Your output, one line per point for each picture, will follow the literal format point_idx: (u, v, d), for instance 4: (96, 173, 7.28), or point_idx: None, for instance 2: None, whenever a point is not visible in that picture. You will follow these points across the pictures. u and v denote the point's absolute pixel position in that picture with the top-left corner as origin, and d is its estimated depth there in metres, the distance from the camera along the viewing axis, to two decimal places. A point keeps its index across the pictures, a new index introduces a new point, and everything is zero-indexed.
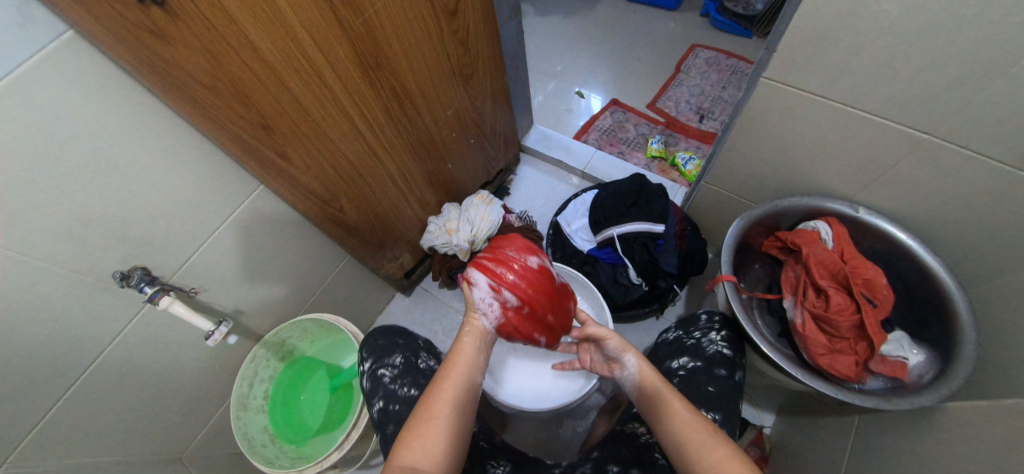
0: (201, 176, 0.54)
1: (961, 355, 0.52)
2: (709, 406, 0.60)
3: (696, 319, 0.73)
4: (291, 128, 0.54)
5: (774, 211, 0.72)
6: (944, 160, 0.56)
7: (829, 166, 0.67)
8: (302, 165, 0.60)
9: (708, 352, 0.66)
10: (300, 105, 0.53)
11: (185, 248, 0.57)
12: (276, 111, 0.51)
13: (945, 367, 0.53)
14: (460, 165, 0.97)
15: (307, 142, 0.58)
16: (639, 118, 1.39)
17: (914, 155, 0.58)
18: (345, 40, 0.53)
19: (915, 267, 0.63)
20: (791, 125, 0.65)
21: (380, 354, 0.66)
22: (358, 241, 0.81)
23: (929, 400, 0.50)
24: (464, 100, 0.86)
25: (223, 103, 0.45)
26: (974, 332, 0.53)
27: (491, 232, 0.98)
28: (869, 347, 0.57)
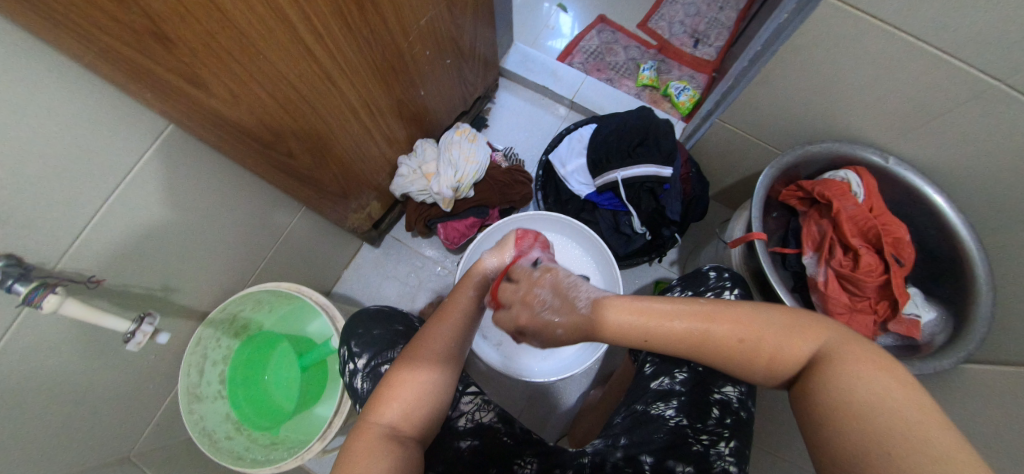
0: (71, 119, 0.35)
1: (975, 312, 0.54)
2: (735, 379, 0.55)
3: (704, 277, 0.66)
4: (213, 48, 0.36)
5: (803, 157, 0.66)
6: (1007, 111, 0.50)
7: (873, 109, 0.60)
8: (227, 94, 0.41)
9: None
10: (226, 17, 0.35)
11: (70, 219, 0.40)
12: (180, 15, 0.31)
13: (960, 326, 0.55)
14: (433, 93, 0.79)
15: (236, 68, 0.40)
16: (628, 40, 1.21)
17: (971, 105, 0.52)
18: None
19: (936, 223, 0.61)
20: (843, 62, 0.55)
21: (379, 348, 0.54)
22: (317, 194, 0.65)
23: (949, 362, 0.52)
24: (440, 8, 0.66)
25: (93, 11, 0.27)
26: (992, 291, 0.54)
27: (478, 176, 0.83)
28: (892, 306, 0.58)
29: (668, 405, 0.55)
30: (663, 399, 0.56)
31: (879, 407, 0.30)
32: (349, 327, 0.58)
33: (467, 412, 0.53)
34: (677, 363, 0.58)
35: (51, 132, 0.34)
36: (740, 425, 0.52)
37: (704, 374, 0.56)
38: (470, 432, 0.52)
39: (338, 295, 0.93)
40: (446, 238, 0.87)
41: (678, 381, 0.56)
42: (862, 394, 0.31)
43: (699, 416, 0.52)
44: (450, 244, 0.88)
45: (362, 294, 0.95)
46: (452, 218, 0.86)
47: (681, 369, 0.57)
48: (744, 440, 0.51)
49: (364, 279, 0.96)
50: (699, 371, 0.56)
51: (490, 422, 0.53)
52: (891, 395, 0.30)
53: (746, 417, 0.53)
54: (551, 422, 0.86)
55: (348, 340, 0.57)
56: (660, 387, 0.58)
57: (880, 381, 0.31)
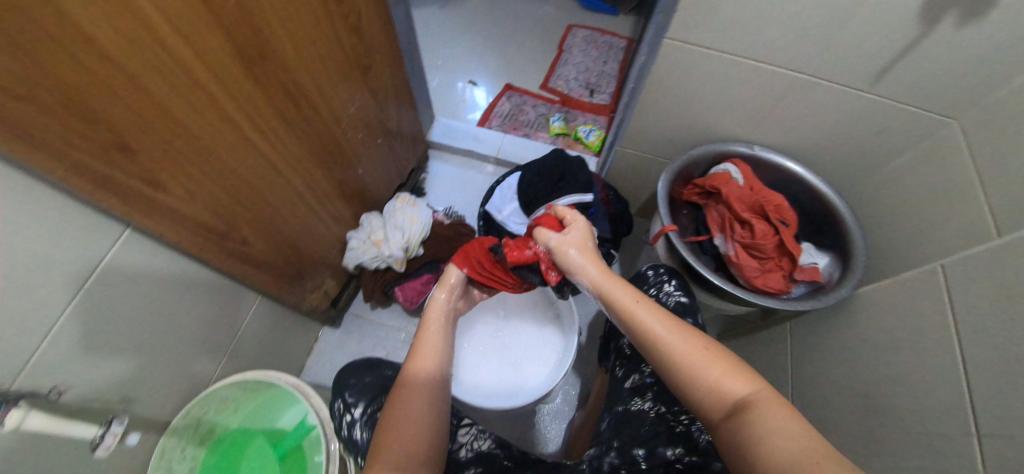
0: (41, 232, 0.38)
1: (855, 240, 0.69)
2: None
3: (645, 277, 0.73)
4: (164, 147, 0.42)
5: (690, 160, 0.79)
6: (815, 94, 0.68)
7: (726, 112, 0.76)
8: (183, 191, 0.46)
9: (670, 305, 0.66)
10: (172, 117, 0.41)
11: (24, 332, 0.40)
12: (136, 121, 0.38)
13: (847, 261, 0.69)
14: (372, 171, 0.87)
15: (187, 164, 0.45)
16: (535, 100, 1.41)
17: (790, 94, 0.69)
18: (223, 33, 0.43)
19: (804, 188, 0.78)
20: (692, 82, 0.72)
21: (373, 395, 0.56)
22: (274, 278, 0.67)
23: (848, 290, 0.63)
24: (365, 97, 0.77)
25: (61, 127, 0.33)
26: (861, 228, 0.68)
27: (424, 234, 0.90)
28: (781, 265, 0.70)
29: (644, 398, 0.58)
30: (639, 395, 0.59)
31: (782, 449, 0.34)
32: (340, 380, 0.59)
33: (466, 443, 0.54)
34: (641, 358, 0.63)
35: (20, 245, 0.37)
36: None
37: None
38: (471, 461, 0.53)
39: (306, 383, 0.90)
40: (405, 300, 0.88)
41: (647, 374, 0.60)
42: (783, 447, 0.35)
43: (672, 397, 0.56)
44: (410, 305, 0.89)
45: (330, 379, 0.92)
46: (408, 279, 0.88)
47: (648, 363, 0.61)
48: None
49: (330, 363, 0.94)
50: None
51: (489, 449, 0.54)
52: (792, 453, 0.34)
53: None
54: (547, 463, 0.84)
55: (341, 394, 0.57)
56: (633, 384, 0.61)
57: (781, 426, 0.36)
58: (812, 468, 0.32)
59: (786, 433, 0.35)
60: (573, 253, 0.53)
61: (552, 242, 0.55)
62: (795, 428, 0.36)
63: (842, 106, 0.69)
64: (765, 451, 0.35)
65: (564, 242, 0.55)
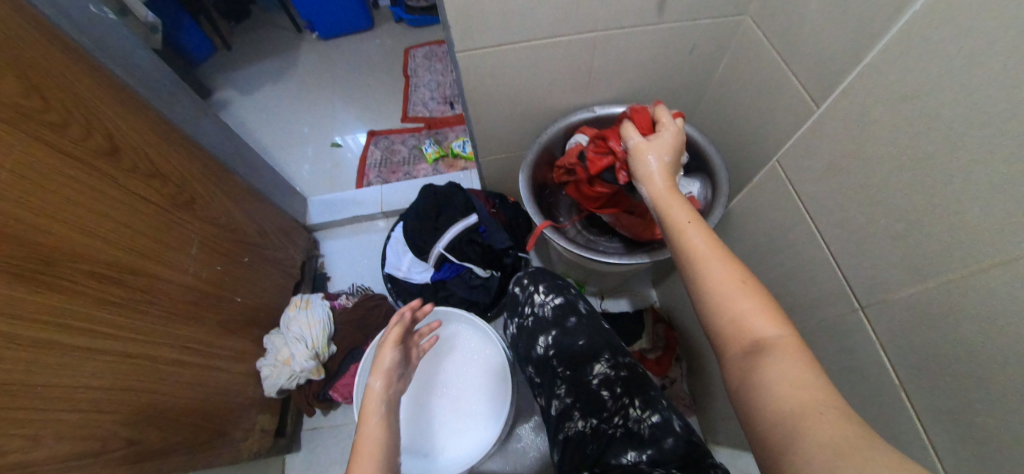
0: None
1: (714, 164, 0.78)
2: (596, 354, 0.57)
3: (516, 298, 0.67)
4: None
5: (543, 146, 0.82)
6: (616, 44, 0.74)
7: (552, 89, 0.80)
8: (42, 439, 0.43)
9: (551, 314, 0.61)
10: None
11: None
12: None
13: (712, 182, 0.78)
14: (253, 290, 0.83)
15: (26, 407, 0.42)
16: (403, 135, 1.40)
17: (597, 53, 0.75)
18: (8, 273, 0.41)
19: None
20: (503, 78, 0.75)
21: None
22: (189, 451, 0.62)
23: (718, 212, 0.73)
24: (205, 227, 0.73)
25: None
26: (712, 148, 0.78)
27: (329, 330, 0.87)
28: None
29: (574, 420, 0.53)
30: (568, 419, 0.54)
31: (800, 411, 0.31)
32: None
33: None
34: (551, 383, 0.57)
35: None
36: (630, 380, 0.54)
37: (575, 374, 0.56)
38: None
39: None
40: (343, 399, 0.85)
41: (564, 395, 0.55)
42: (796, 408, 0.31)
43: (597, 407, 0.53)
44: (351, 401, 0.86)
45: None
46: (336, 379, 0.86)
47: (557, 386, 0.57)
48: (638, 389, 0.53)
49: None
50: (569, 376, 0.56)
51: None
52: (808, 417, 0.30)
53: (628, 371, 0.55)
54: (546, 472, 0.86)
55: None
56: (556, 410, 0.56)
57: (797, 370, 0.33)
58: (808, 429, 0.30)
59: (803, 377, 0.33)
60: (651, 158, 0.53)
61: (633, 141, 0.56)
62: (813, 374, 0.33)
63: (642, 46, 0.75)
64: (771, 396, 0.33)
65: (666, 125, 0.57)
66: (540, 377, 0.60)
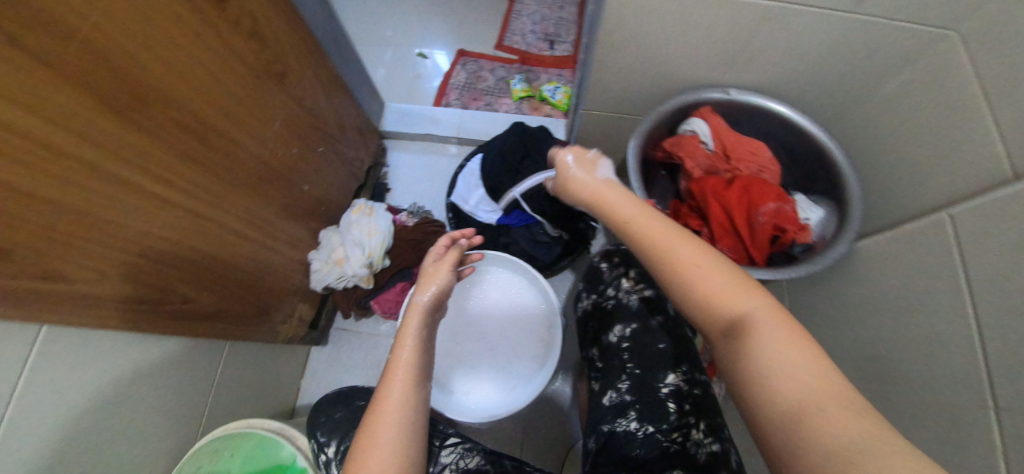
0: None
1: (849, 191, 0.67)
2: (675, 363, 0.52)
3: (599, 271, 0.62)
4: (49, 235, 0.37)
5: (658, 120, 0.73)
6: (802, 20, 0.60)
7: (692, 54, 0.68)
8: (90, 273, 0.42)
9: (634, 305, 0.56)
10: (55, 203, 0.37)
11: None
12: (4, 222, 0.33)
13: (842, 209, 0.67)
14: (320, 183, 0.80)
15: (82, 241, 0.40)
16: (492, 63, 1.29)
17: (767, 25, 0.61)
18: (85, 92, 0.37)
19: (793, 132, 0.74)
20: (647, 26, 0.63)
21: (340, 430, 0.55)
22: (229, 324, 0.63)
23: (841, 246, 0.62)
24: (290, 106, 0.69)
25: None
26: (853, 171, 0.67)
27: (387, 244, 0.84)
28: (779, 226, 0.65)
29: (627, 419, 0.49)
30: (621, 415, 0.50)
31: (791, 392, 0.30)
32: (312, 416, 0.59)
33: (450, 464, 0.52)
34: (615, 373, 0.53)
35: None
36: (701, 403, 0.49)
37: (645, 375, 0.51)
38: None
39: (301, 409, 0.88)
40: (382, 312, 0.84)
41: (625, 390, 0.51)
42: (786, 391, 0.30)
43: (658, 417, 0.48)
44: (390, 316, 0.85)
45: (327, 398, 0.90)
46: (381, 291, 0.84)
47: (620, 380, 0.52)
48: (712, 416, 0.49)
49: (324, 383, 0.91)
50: (638, 374, 0.52)
51: (477, 466, 0.52)
52: (819, 407, 0.29)
53: (704, 391, 0.51)
54: (553, 447, 0.85)
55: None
56: (609, 402, 0.52)
57: (785, 348, 0.32)
58: (812, 417, 0.28)
59: (789, 350, 0.32)
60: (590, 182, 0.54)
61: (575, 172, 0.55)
62: (802, 346, 0.32)
63: (822, 32, 0.61)
64: (756, 377, 0.32)
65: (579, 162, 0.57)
66: (604, 363, 0.56)
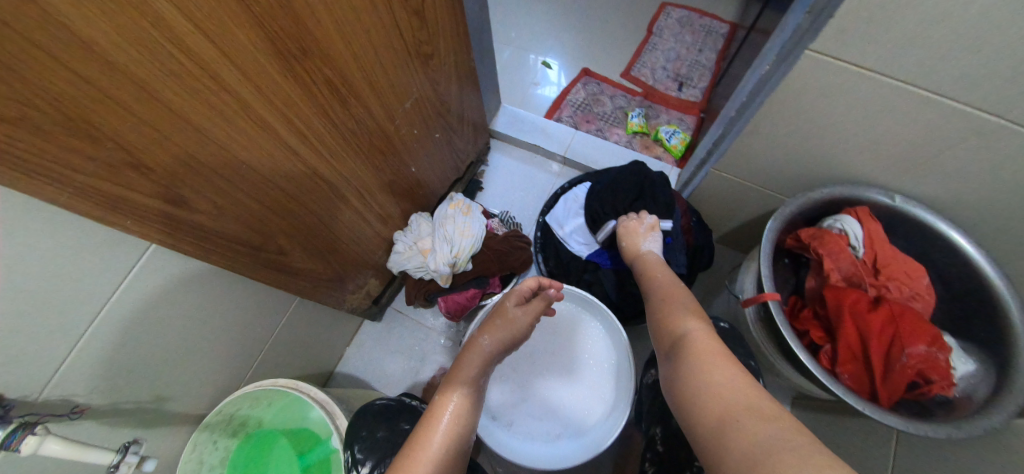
0: (62, 256, 0.36)
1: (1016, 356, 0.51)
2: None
3: None
4: (190, 164, 0.38)
5: (806, 205, 0.63)
6: (1010, 143, 0.48)
7: (869, 149, 0.58)
8: (210, 206, 0.42)
9: None
10: (204, 136, 0.37)
11: (49, 347, 0.39)
12: (163, 145, 0.34)
13: (1004, 374, 0.51)
14: (425, 167, 0.80)
15: (217, 177, 0.41)
16: (614, 89, 1.24)
17: (973, 139, 0.50)
18: (258, 30, 0.36)
19: (953, 259, 0.59)
20: (829, 107, 0.55)
21: (380, 454, 0.61)
22: (310, 283, 0.63)
23: (1001, 419, 0.47)
24: (424, 88, 0.69)
25: (79, 156, 0.29)
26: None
27: (475, 249, 0.81)
28: (925, 376, 0.48)
29: None
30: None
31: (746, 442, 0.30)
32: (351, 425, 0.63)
33: None
34: (682, 468, 0.54)
35: (42, 267, 0.35)
36: None
37: None
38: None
39: (339, 377, 0.89)
40: (447, 311, 0.83)
41: None
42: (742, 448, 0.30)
43: None
44: (451, 316, 0.84)
45: (364, 373, 0.90)
46: (452, 291, 0.82)
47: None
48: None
49: (366, 357, 0.91)
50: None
51: None
52: (763, 453, 0.28)
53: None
54: None
55: (351, 444, 0.62)
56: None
57: (720, 379, 0.36)
58: (732, 429, 0.32)
59: (727, 385, 0.35)
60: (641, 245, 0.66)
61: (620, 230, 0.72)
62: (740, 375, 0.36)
63: None
64: (693, 394, 0.37)
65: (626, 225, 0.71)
66: (667, 449, 0.58)
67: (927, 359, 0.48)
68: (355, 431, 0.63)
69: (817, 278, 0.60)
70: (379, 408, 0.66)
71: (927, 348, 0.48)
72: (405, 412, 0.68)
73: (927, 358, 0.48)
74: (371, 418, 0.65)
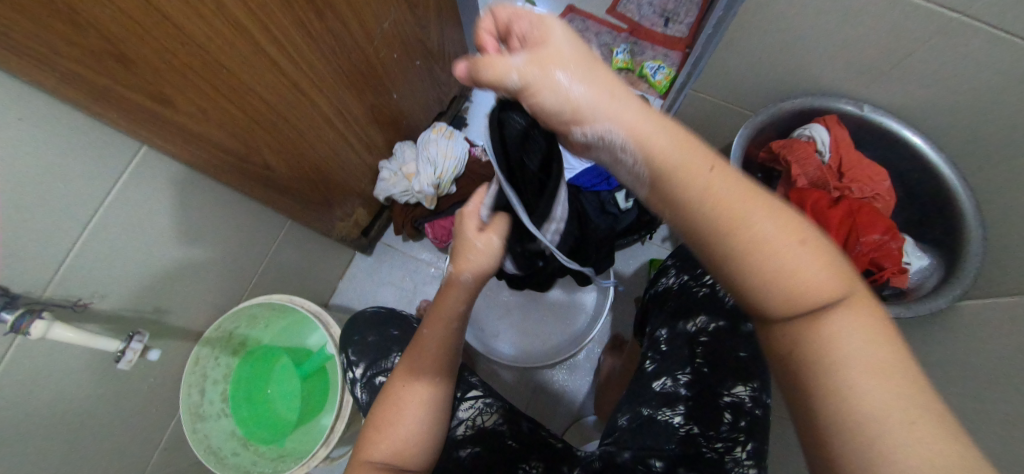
0: (54, 154, 0.37)
1: (967, 248, 0.53)
2: (746, 376, 0.50)
3: None
4: (172, 65, 0.38)
5: (777, 116, 0.64)
6: (972, 43, 0.48)
7: (839, 59, 0.59)
8: (194, 109, 0.43)
9: (727, 303, 0.54)
10: (185, 38, 0.37)
11: (48, 250, 0.41)
12: (149, 43, 0.34)
13: (951, 265, 0.54)
14: (406, 96, 0.79)
15: (200, 82, 0.41)
16: (599, 26, 1.21)
17: (938, 40, 0.50)
18: None
19: (918, 166, 0.60)
20: (800, 15, 0.55)
21: (374, 356, 0.54)
22: (295, 202, 0.66)
23: (945, 301, 0.50)
24: (402, 10, 0.67)
25: (64, 43, 0.30)
26: (980, 225, 0.53)
27: (459, 170, 0.83)
28: (876, 263, 0.51)
29: (674, 410, 0.51)
30: (668, 404, 0.52)
31: None
32: (346, 332, 0.58)
33: (468, 420, 0.54)
34: (679, 363, 0.54)
35: (34, 160, 0.36)
36: (757, 425, 0.48)
37: (710, 375, 0.51)
38: (468, 439, 0.53)
39: (335, 307, 0.92)
40: (435, 237, 0.84)
41: (682, 384, 0.52)
42: None
43: (707, 422, 0.49)
44: (439, 241, 0.85)
45: (359, 303, 0.94)
46: (438, 216, 0.84)
47: (684, 370, 0.53)
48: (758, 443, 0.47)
49: (359, 289, 0.94)
50: (703, 372, 0.52)
51: (493, 426, 0.53)
52: None
53: (763, 415, 0.49)
54: (557, 416, 0.85)
55: (345, 349, 0.57)
56: (662, 389, 0.53)
57: (872, 358, 0.21)
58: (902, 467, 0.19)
59: (879, 368, 0.21)
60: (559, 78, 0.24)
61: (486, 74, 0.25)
62: (903, 367, 0.21)
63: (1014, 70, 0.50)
64: (846, 405, 0.21)
65: (541, 58, 0.24)
66: (670, 349, 0.56)
67: (885, 249, 0.51)
68: (347, 338, 0.57)
69: (785, 187, 0.63)
70: (368, 315, 0.59)
71: (882, 237, 0.51)
72: (395, 320, 0.59)
73: (881, 245, 0.51)
74: (361, 323, 0.58)
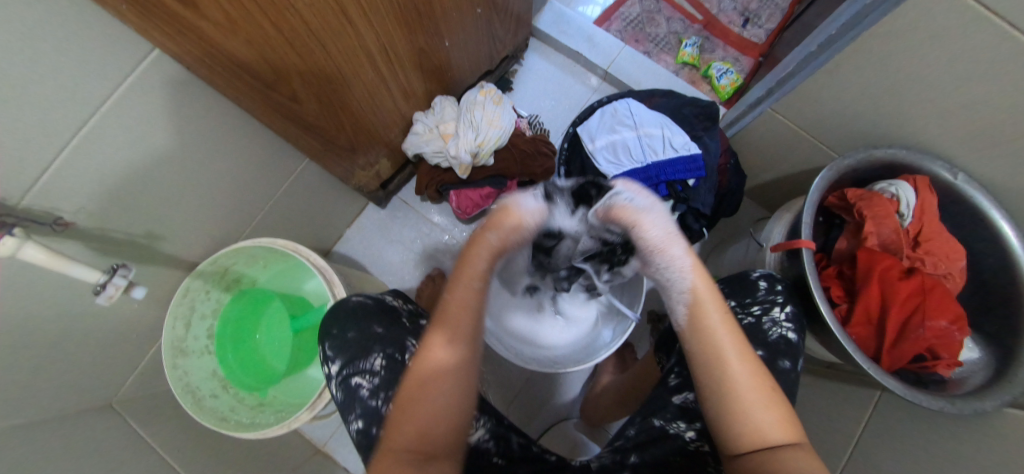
0: (48, 45, 0.30)
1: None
2: None
3: (752, 286, 0.57)
4: None
5: (862, 162, 0.58)
6: None
7: (952, 117, 0.52)
8: (230, 29, 0.35)
9: (771, 337, 0.52)
10: None
11: (35, 156, 0.34)
12: None
13: (1000, 367, 0.51)
14: (458, 45, 0.70)
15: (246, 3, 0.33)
16: (673, 10, 1.09)
17: None
18: None
19: (996, 251, 0.55)
20: (932, 58, 0.48)
21: (352, 354, 0.48)
22: (320, 142, 0.59)
23: (991, 405, 0.47)
24: None
25: None
26: None
27: (501, 142, 0.76)
28: (932, 350, 0.48)
29: (687, 424, 0.48)
30: (683, 419, 0.49)
31: None
32: (323, 326, 0.52)
33: None
34: None
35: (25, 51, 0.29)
36: None
37: None
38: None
39: (338, 255, 0.88)
40: (458, 207, 0.81)
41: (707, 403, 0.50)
42: None
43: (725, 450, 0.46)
44: (462, 212, 0.82)
45: (363, 256, 0.89)
46: (467, 186, 0.79)
47: None
48: None
49: (366, 241, 0.89)
50: None
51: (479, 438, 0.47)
52: None
53: None
54: (543, 411, 0.84)
55: (324, 340, 0.51)
56: (682, 405, 0.50)
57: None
58: None
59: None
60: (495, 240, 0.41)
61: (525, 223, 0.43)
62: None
63: None
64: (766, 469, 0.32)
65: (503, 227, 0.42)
66: None
67: (943, 340, 0.48)
68: (327, 328, 0.51)
69: (850, 241, 0.58)
70: (351, 307, 0.52)
71: (945, 326, 0.48)
72: (382, 312, 0.52)
73: (940, 335, 0.48)
74: (343, 314, 0.51)
